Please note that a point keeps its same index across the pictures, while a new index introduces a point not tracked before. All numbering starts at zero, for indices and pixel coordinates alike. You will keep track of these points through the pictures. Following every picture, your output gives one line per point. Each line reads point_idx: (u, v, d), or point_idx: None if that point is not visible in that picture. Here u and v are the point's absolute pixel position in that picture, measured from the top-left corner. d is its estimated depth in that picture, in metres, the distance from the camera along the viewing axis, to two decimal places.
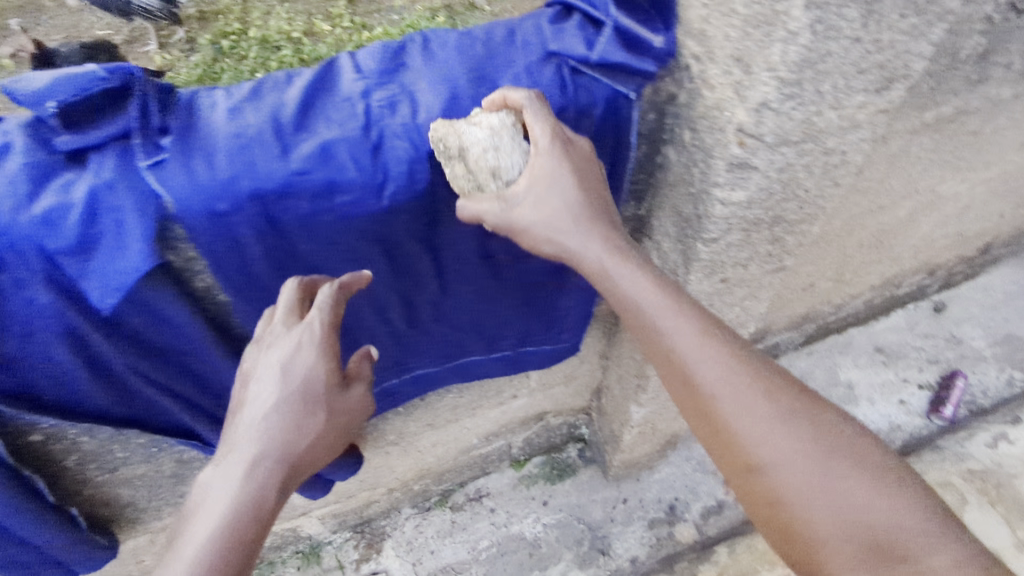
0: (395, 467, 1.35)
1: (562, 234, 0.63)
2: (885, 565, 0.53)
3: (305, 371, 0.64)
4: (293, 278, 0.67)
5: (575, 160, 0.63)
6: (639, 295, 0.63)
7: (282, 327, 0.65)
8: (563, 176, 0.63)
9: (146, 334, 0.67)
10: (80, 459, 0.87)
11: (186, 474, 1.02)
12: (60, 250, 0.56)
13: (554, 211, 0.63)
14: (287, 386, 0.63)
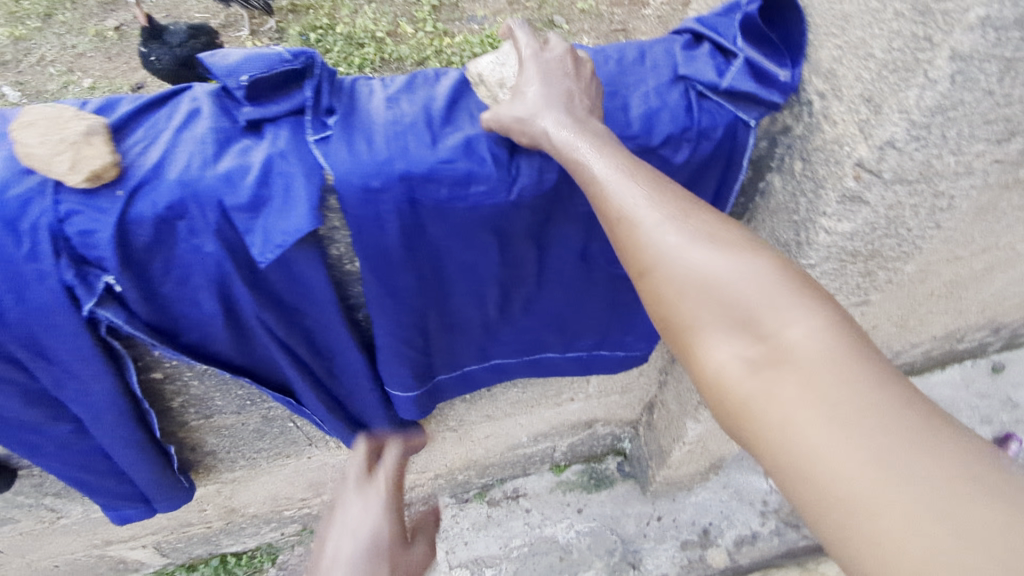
0: (446, 454, 1.40)
1: (531, 116, 0.66)
2: (808, 416, 0.43)
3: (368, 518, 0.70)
4: (360, 440, 0.81)
5: (556, 67, 0.69)
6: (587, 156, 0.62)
7: (354, 485, 0.75)
8: (552, 79, 0.68)
9: (281, 288, 0.73)
10: (185, 401, 0.93)
11: (267, 430, 1.08)
12: (235, 206, 0.63)
13: (529, 100, 0.67)
14: (362, 536, 0.68)
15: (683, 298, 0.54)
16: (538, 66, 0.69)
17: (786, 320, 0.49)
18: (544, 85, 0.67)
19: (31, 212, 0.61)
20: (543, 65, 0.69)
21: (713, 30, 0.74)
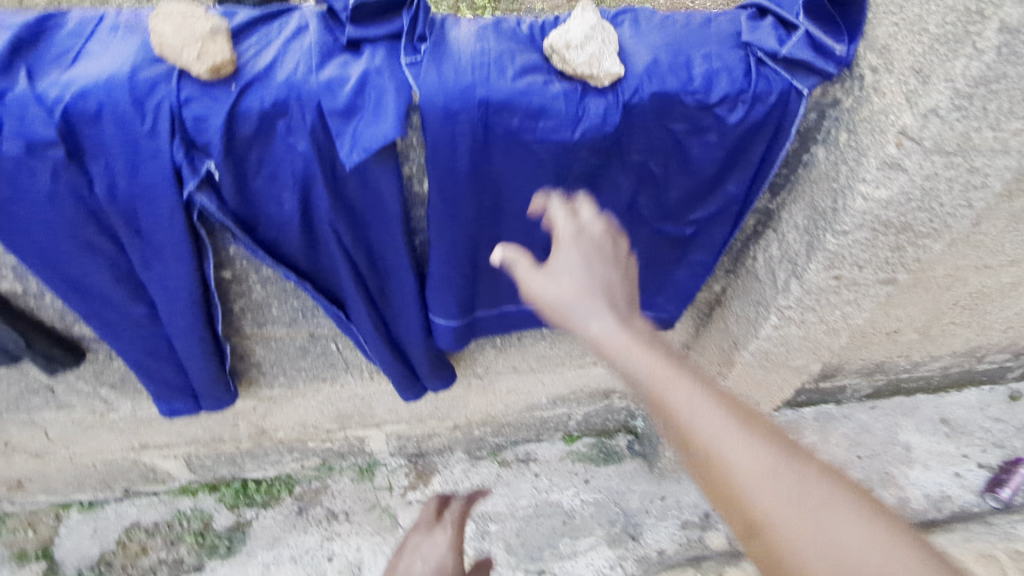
0: (468, 405, 1.46)
1: (573, 312, 0.65)
2: None
3: (444, 546, 0.93)
4: (432, 496, 1.03)
5: (590, 244, 0.69)
6: (641, 356, 0.61)
7: (426, 530, 0.97)
8: (584, 256, 0.67)
9: (355, 196, 0.81)
10: (243, 306, 1.01)
11: (310, 349, 1.15)
12: (331, 110, 0.71)
13: (567, 288, 0.66)
14: (430, 564, 0.91)
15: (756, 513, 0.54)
16: (574, 245, 0.69)
17: (849, 526, 0.52)
18: (573, 262, 0.67)
19: (157, 93, 0.70)
20: (574, 237, 0.69)
21: (777, 4, 0.79)
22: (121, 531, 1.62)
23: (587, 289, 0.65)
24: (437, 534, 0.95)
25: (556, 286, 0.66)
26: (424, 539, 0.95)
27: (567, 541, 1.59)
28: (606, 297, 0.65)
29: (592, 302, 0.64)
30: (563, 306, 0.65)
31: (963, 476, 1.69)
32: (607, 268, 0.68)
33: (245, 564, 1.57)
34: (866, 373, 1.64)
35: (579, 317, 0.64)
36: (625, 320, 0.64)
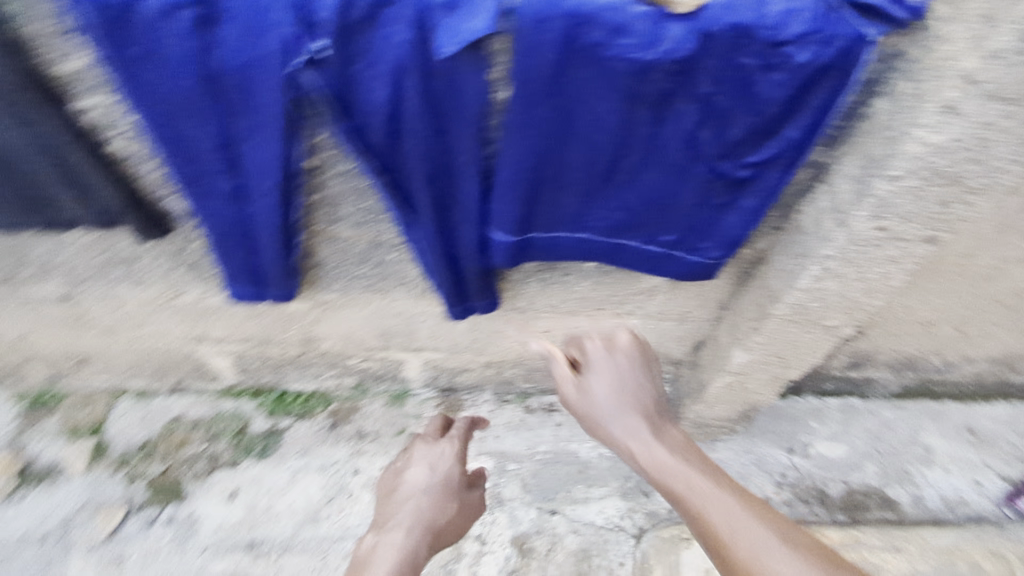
0: (506, 340, 1.55)
1: (605, 420, 1.07)
2: None
3: (450, 458, 1.31)
4: (438, 414, 1.43)
5: (620, 364, 1.14)
6: (647, 451, 1.01)
7: (430, 436, 1.35)
8: (612, 379, 1.12)
9: (441, 96, 0.88)
10: (320, 200, 1.09)
11: (371, 255, 1.23)
12: (434, 4, 0.80)
13: (601, 404, 1.08)
14: (434, 475, 1.26)
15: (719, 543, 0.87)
16: (604, 366, 1.14)
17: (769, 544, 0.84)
18: (606, 392, 1.10)
19: None
20: (604, 370, 1.13)
21: None
22: (167, 421, 1.74)
23: (612, 405, 1.08)
24: (446, 447, 1.32)
25: (586, 413, 1.10)
26: (429, 457, 1.29)
27: (580, 488, 1.65)
28: (628, 411, 1.06)
29: (617, 417, 1.06)
30: (595, 421, 1.08)
31: (982, 484, 1.69)
32: (634, 386, 1.11)
33: (276, 466, 1.67)
34: (897, 367, 1.66)
35: (612, 430, 1.06)
36: (645, 431, 1.04)
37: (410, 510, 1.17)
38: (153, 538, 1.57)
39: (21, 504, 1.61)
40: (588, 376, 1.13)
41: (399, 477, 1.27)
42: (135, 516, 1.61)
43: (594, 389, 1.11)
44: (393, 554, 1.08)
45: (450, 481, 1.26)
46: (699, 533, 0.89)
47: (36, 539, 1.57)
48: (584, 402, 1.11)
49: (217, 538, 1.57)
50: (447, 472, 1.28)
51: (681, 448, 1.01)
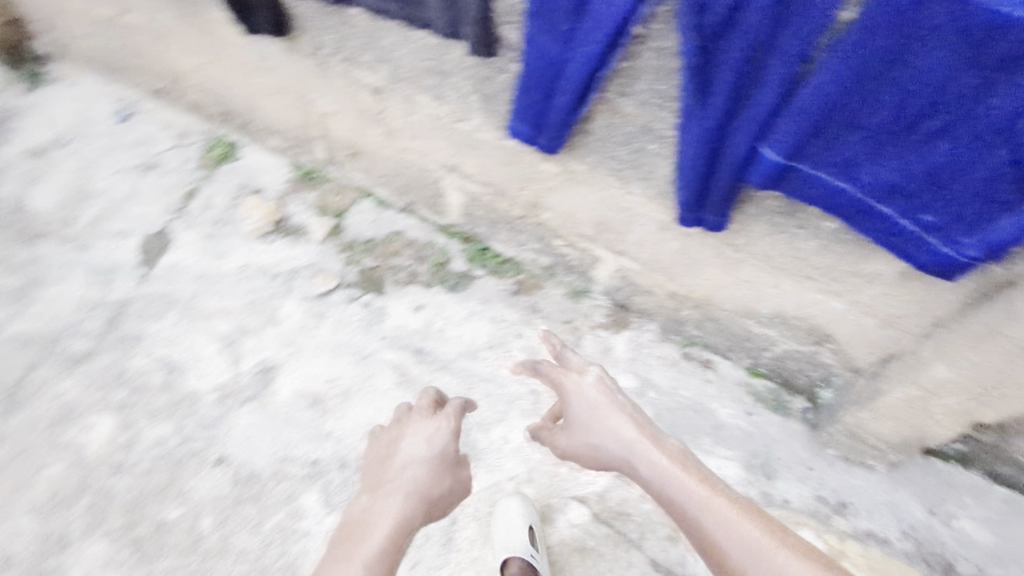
0: (704, 275, 1.62)
1: (599, 427, 1.20)
2: None
3: (446, 434, 1.25)
4: (428, 391, 1.40)
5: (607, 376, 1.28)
6: (639, 457, 1.13)
7: (422, 418, 1.29)
8: (602, 388, 1.24)
9: (789, 0, 0.95)
10: (627, 69, 1.24)
11: (637, 139, 1.36)
12: None
13: (595, 412, 1.22)
14: (430, 451, 1.21)
15: (712, 542, 0.99)
16: (590, 376, 1.27)
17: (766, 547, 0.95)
18: (595, 402, 1.23)
19: None
20: (590, 383, 1.25)
21: None
22: (391, 231, 2.00)
23: (608, 412, 1.20)
24: (439, 421, 1.28)
25: (581, 415, 1.24)
26: (427, 423, 1.27)
27: (706, 441, 1.71)
28: (620, 420, 1.18)
29: (610, 423, 1.19)
30: (590, 424, 1.22)
31: None
32: (624, 402, 1.22)
33: (459, 301, 1.89)
34: None
35: (606, 435, 1.19)
36: (639, 439, 1.15)
37: (404, 475, 1.16)
38: (349, 312, 1.85)
39: (271, 244, 1.97)
40: (573, 390, 1.27)
41: (393, 442, 1.25)
42: (344, 288, 1.89)
43: (580, 395, 1.25)
44: (387, 518, 1.08)
45: (443, 452, 1.22)
46: (699, 538, 1.01)
47: (271, 273, 1.91)
48: (579, 404, 1.25)
49: (397, 334, 1.82)
50: (437, 447, 1.22)
51: (675, 456, 1.12)
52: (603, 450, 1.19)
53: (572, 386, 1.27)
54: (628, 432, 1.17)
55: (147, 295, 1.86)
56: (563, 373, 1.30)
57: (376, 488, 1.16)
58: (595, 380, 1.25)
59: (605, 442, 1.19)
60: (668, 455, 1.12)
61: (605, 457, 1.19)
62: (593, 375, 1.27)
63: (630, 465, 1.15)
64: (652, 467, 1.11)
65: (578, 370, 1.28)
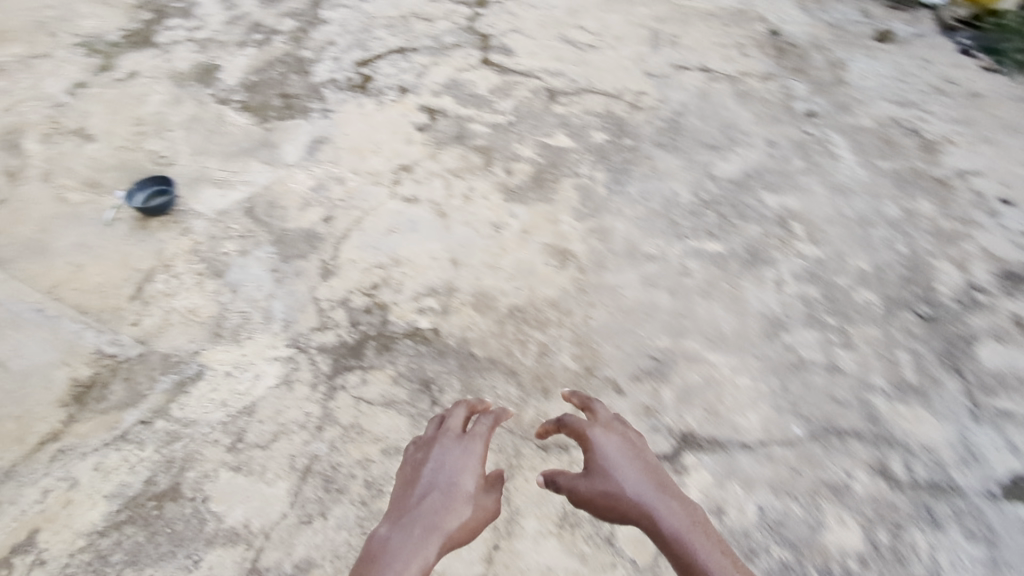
0: None
1: (617, 477, 1.44)
2: None
3: (468, 460, 1.47)
4: (462, 404, 1.60)
5: (626, 433, 1.54)
6: (653, 511, 1.38)
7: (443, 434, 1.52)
8: (623, 438, 1.53)
9: None
10: None
11: None
12: None
13: (615, 464, 1.47)
14: (461, 492, 1.42)
15: None
16: (619, 433, 1.53)
17: None
18: (617, 448, 1.50)
19: None
20: (615, 430, 1.54)
21: None
22: None
23: (628, 461, 1.47)
24: (463, 449, 1.49)
25: (605, 458, 1.48)
26: (451, 450, 1.49)
27: None
28: (637, 468, 1.46)
29: (633, 471, 1.46)
30: (611, 471, 1.45)
31: None
32: (641, 454, 1.50)
33: None
34: None
35: (626, 481, 1.43)
36: (658, 488, 1.43)
37: (421, 507, 1.38)
38: None
39: None
40: (604, 436, 1.52)
41: (419, 463, 1.47)
42: None
43: (607, 439, 1.52)
44: (409, 551, 1.29)
45: (462, 486, 1.42)
46: None
47: None
48: (604, 452, 1.49)
49: None
50: (460, 477, 1.44)
51: (690, 511, 1.39)
52: (608, 496, 1.42)
53: (600, 431, 1.53)
54: (624, 478, 1.44)
55: (980, 509, 1.63)
56: (597, 415, 1.58)
57: (392, 515, 1.38)
58: (612, 430, 1.54)
59: (615, 489, 1.42)
60: (682, 509, 1.39)
61: (623, 500, 1.41)
62: (614, 428, 1.55)
63: (645, 511, 1.39)
64: (667, 525, 1.36)
65: (599, 424, 1.55)
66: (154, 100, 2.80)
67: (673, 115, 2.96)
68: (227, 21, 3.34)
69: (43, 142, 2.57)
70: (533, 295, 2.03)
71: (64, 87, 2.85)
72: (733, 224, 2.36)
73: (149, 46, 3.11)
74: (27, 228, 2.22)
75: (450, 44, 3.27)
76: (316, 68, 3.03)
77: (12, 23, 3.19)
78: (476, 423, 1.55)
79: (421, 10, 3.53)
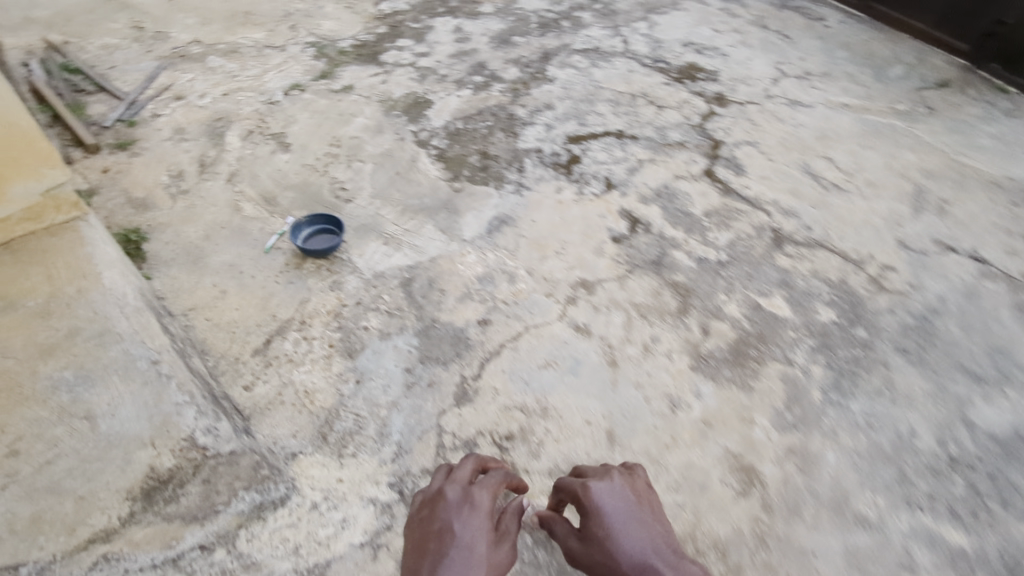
0: None
1: (615, 539, 1.32)
2: None
3: (478, 510, 1.36)
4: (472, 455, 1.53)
5: (622, 492, 1.42)
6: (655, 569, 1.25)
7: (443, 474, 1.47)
8: (623, 500, 1.40)
9: None
10: None
11: None
12: None
13: (612, 526, 1.34)
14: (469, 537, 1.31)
15: None
16: (614, 492, 1.42)
17: None
18: (615, 513, 1.36)
19: None
20: (610, 490, 1.41)
21: None
22: None
23: (627, 525, 1.33)
24: (469, 499, 1.37)
25: (603, 523, 1.34)
26: (459, 506, 1.35)
27: None
28: (638, 532, 1.32)
29: (632, 534, 1.32)
30: (609, 532, 1.33)
31: None
32: (638, 514, 1.37)
33: None
34: None
35: (626, 543, 1.30)
36: (659, 549, 1.30)
37: (430, 561, 1.24)
38: None
39: None
40: (598, 494, 1.39)
41: (427, 517, 1.34)
42: None
43: (606, 503, 1.38)
44: None
45: (476, 548, 1.27)
46: None
47: None
48: (601, 513, 1.36)
49: None
50: (473, 534, 1.30)
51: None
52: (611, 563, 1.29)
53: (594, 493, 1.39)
54: (621, 537, 1.31)
55: None
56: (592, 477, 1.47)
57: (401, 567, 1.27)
58: (604, 487, 1.42)
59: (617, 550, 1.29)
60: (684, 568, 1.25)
61: (621, 570, 1.26)
62: (612, 485, 1.44)
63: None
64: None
65: (595, 483, 1.43)
66: (358, 123, 2.68)
67: (926, 310, 2.27)
68: (453, 54, 3.19)
69: (244, 138, 2.54)
70: (695, 524, 1.56)
71: (283, 85, 2.83)
72: (990, 512, 1.68)
73: (373, 62, 3.03)
74: (195, 230, 2.15)
75: (675, 140, 2.86)
76: (525, 131, 2.77)
77: (265, 10, 3.29)
78: (484, 477, 1.45)
79: (653, 92, 3.16)
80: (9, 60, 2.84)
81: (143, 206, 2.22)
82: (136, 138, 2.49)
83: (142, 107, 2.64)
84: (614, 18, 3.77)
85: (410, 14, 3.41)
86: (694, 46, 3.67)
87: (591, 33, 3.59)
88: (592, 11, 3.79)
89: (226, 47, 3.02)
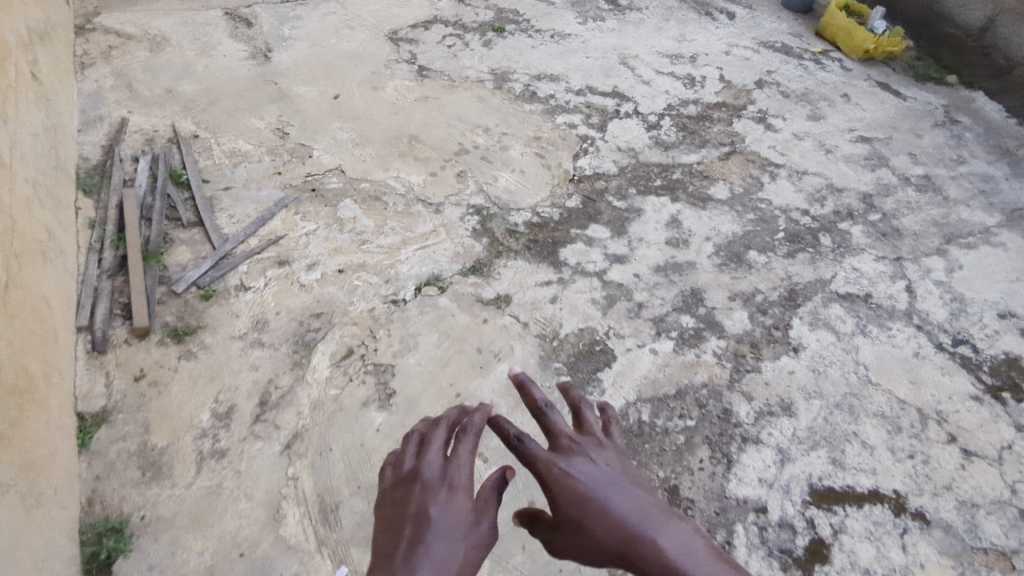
0: None
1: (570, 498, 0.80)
2: None
3: (458, 497, 0.80)
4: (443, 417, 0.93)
5: (597, 429, 0.93)
6: (621, 516, 0.76)
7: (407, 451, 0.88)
8: (603, 474, 0.83)
9: None
10: None
11: None
12: None
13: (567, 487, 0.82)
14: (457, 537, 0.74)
15: None
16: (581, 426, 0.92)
17: None
18: (590, 480, 0.82)
19: None
20: (585, 441, 0.89)
21: None
22: None
23: (612, 493, 0.80)
24: (441, 509, 0.77)
25: (569, 492, 0.81)
26: (437, 488, 0.80)
27: None
28: (623, 500, 0.79)
29: (610, 484, 0.82)
30: (580, 486, 0.81)
31: None
32: (625, 473, 0.85)
33: None
34: None
35: (597, 492, 0.80)
36: (653, 509, 0.78)
37: None
38: None
39: None
40: (559, 462, 0.85)
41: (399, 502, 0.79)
42: None
43: (583, 469, 0.84)
44: None
45: (455, 531, 0.74)
46: None
47: None
48: (571, 492, 0.81)
49: None
50: (455, 520, 0.76)
51: (683, 544, 0.72)
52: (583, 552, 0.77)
53: (569, 467, 0.84)
54: (590, 509, 0.78)
55: None
56: (559, 424, 0.93)
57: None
58: (579, 451, 0.87)
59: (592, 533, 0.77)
60: (681, 523, 0.76)
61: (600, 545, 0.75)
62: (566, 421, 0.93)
63: (628, 557, 0.73)
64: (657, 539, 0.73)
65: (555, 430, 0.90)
66: (498, 375, 1.81)
67: None
68: (659, 266, 2.25)
69: (337, 365, 1.76)
70: None
71: (419, 275, 2.04)
72: None
73: (548, 260, 2.17)
74: (200, 552, 1.38)
75: (994, 544, 1.68)
76: (743, 456, 1.75)
77: (436, 138, 2.56)
78: (456, 444, 0.87)
79: (953, 412, 1.99)
80: (121, 150, 2.32)
81: (151, 472, 1.49)
82: (201, 324, 1.81)
83: (231, 267, 1.96)
84: (898, 241, 2.62)
85: (613, 185, 2.53)
86: (1018, 318, 2.41)
87: (862, 264, 2.47)
88: (867, 222, 2.67)
89: (370, 189, 2.30)
